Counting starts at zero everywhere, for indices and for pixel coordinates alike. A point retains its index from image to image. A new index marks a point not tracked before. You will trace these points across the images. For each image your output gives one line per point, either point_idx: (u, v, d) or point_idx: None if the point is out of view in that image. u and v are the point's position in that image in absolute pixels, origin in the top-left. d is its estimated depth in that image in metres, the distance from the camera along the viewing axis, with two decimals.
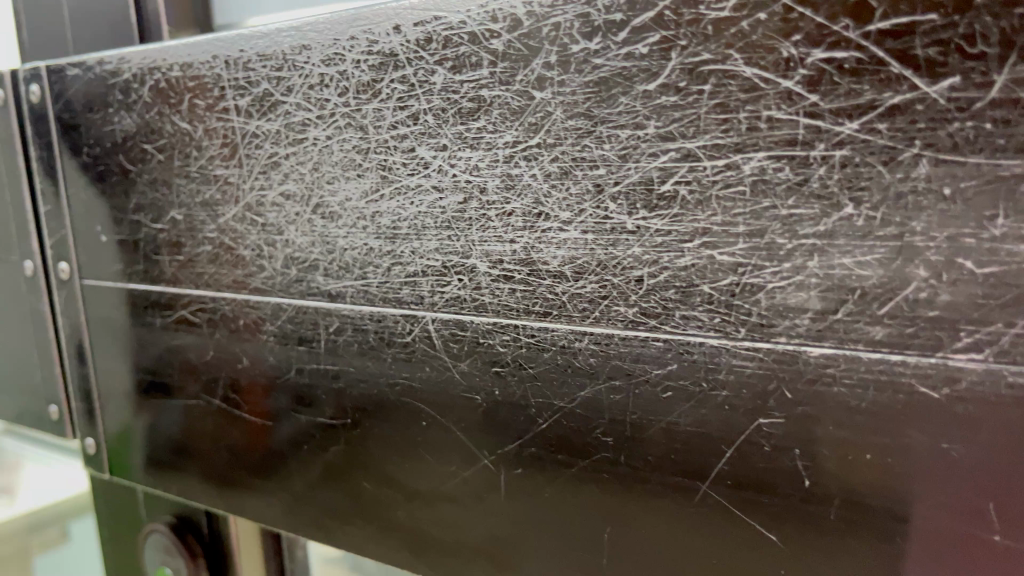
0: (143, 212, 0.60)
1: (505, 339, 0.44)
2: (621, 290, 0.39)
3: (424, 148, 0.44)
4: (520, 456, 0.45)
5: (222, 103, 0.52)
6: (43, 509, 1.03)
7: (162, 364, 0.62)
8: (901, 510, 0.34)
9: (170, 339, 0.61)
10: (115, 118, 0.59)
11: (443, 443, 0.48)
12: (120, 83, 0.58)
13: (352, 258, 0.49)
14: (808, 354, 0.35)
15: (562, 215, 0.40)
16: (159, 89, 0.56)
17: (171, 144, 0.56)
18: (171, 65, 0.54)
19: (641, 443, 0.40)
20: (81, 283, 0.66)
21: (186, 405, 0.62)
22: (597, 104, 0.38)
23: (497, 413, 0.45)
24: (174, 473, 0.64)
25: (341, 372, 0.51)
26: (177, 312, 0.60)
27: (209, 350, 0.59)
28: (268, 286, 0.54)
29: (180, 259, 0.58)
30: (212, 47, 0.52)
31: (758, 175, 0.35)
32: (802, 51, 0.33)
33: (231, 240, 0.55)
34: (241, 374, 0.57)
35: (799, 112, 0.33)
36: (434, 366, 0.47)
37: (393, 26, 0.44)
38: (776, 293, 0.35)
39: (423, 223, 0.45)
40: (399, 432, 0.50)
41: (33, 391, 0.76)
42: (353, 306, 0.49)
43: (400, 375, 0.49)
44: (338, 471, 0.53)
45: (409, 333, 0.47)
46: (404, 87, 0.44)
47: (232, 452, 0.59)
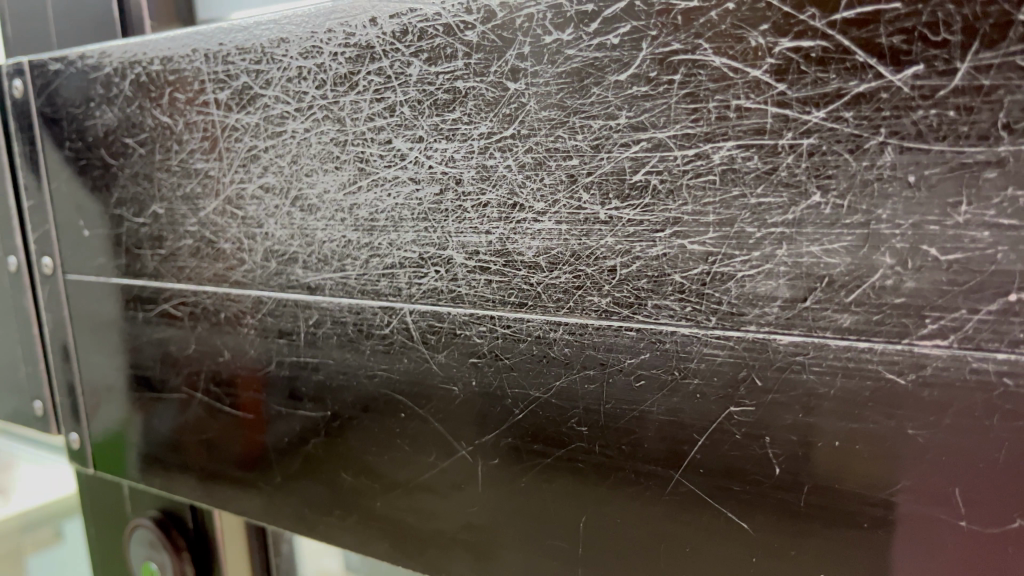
0: (125, 206, 0.60)
1: (481, 329, 0.44)
2: (594, 280, 0.39)
3: (401, 140, 0.44)
4: (496, 447, 0.45)
5: (201, 96, 0.52)
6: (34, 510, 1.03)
7: (145, 359, 0.62)
8: (870, 496, 0.35)
9: (152, 333, 0.61)
10: (96, 113, 0.59)
11: (421, 435, 0.48)
12: (101, 78, 0.58)
13: (330, 250, 0.49)
14: (778, 342, 0.35)
15: (536, 205, 0.40)
16: (140, 83, 0.56)
17: (152, 138, 0.56)
18: (152, 59, 0.54)
19: (615, 432, 0.41)
20: (65, 278, 0.66)
21: (168, 399, 0.62)
22: (569, 95, 0.38)
23: (474, 405, 0.45)
24: (157, 467, 0.64)
25: (321, 365, 0.51)
26: (159, 306, 0.60)
27: (191, 344, 0.59)
28: (248, 280, 0.54)
29: (162, 253, 0.58)
30: (191, 41, 0.52)
31: (728, 164, 0.35)
32: (769, 40, 0.33)
33: (211, 233, 0.55)
34: (223, 367, 0.57)
35: (767, 101, 0.33)
36: (413, 358, 0.47)
37: (370, 18, 0.44)
38: (746, 282, 0.35)
39: (400, 214, 0.45)
40: (378, 424, 0.50)
41: (18, 388, 0.76)
42: (333, 298, 0.50)
43: (379, 367, 0.49)
44: (318, 463, 0.54)
45: (388, 325, 0.48)
46: (380, 79, 0.44)
47: (214, 445, 0.60)
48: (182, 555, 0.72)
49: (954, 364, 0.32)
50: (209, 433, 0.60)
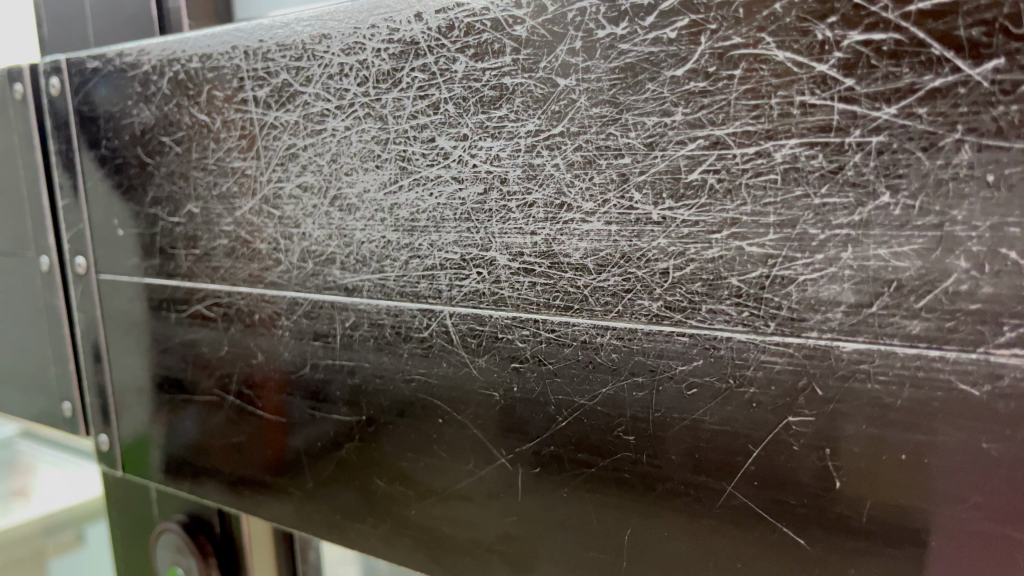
0: (160, 206, 0.59)
1: (524, 333, 0.42)
2: (645, 283, 0.38)
3: (444, 138, 0.43)
4: (537, 456, 0.43)
5: (240, 94, 0.52)
6: (52, 514, 1.02)
7: (176, 360, 0.62)
8: (937, 513, 0.33)
9: (184, 333, 0.60)
10: (134, 111, 0.59)
11: (459, 441, 0.47)
12: (139, 76, 0.58)
13: (369, 251, 0.48)
14: (841, 349, 0.34)
15: (585, 205, 0.39)
16: (178, 80, 0.55)
17: (188, 137, 0.56)
18: (191, 56, 0.54)
19: (663, 441, 0.39)
20: (98, 278, 0.66)
21: (199, 402, 0.61)
22: (622, 90, 0.37)
23: (515, 412, 0.44)
24: (187, 471, 0.64)
25: (357, 368, 0.50)
26: (192, 306, 0.59)
27: (224, 346, 0.58)
28: (284, 281, 0.53)
29: (196, 253, 0.57)
30: (231, 38, 0.51)
31: (790, 163, 0.33)
32: (838, 33, 0.31)
33: (247, 233, 0.54)
34: (256, 369, 0.56)
35: (834, 97, 0.32)
36: (452, 362, 0.46)
37: (415, 13, 0.43)
38: (808, 285, 0.34)
39: (442, 214, 0.44)
40: (416, 429, 0.48)
41: (47, 386, 0.76)
42: (370, 300, 0.49)
43: (416, 371, 0.48)
44: (352, 469, 0.52)
45: (426, 328, 0.46)
46: (424, 76, 0.43)
47: (245, 450, 0.59)
48: (209, 561, 0.71)
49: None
50: (240, 436, 0.59)
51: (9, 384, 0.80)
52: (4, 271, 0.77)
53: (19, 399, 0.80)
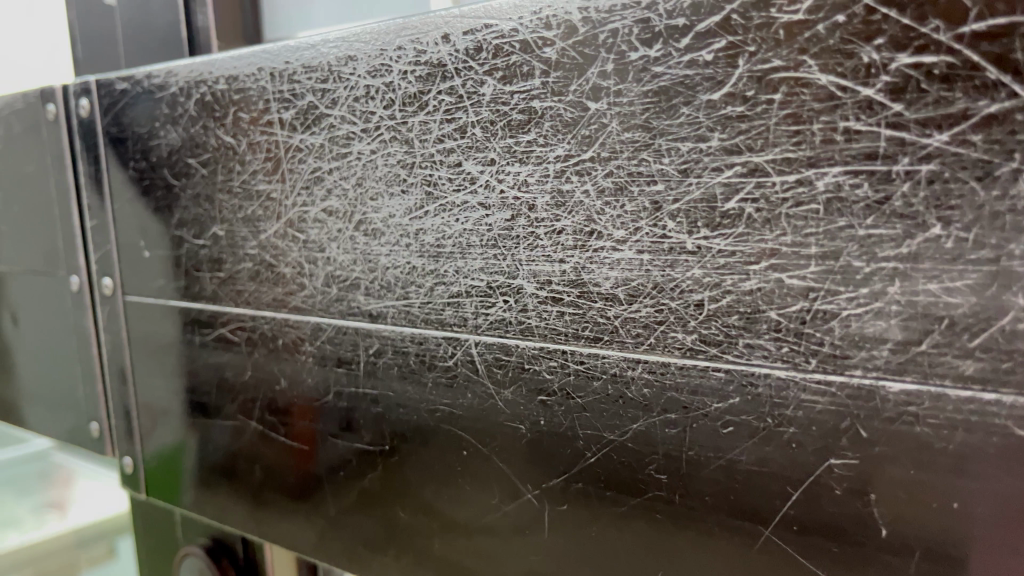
0: (185, 228, 0.58)
1: (552, 365, 0.41)
2: (679, 315, 0.36)
3: (471, 163, 0.42)
4: (565, 492, 0.42)
5: (266, 116, 0.51)
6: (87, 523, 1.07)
7: (201, 383, 0.61)
8: (990, 566, 0.31)
9: (208, 357, 0.59)
10: (161, 133, 0.59)
11: (484, 474, 0.45)
12: (167, 97, 0.57)
13: (394, 277, 0.47)
14: (887, 390, 0.32)
15: (616, 233, 0.38)
16: (204, 102, 0.55)
17: (214, 159, 0.55)
18: (217, 78, 0.54)
19: (697, 480, 0.37)
20: (125, 299, 0.65)
21: (223, 426, 0.60)
22: (656, 115, 0.36)
23: (542, 445, 0.42)
24: (210, 496, 0.63)
25: (380, 397, 0.49)
26: (216, 330, 0.58)
27: (247, 370, 0.57)
28: (308, 306, 0.52)
29: (221, 276, 0.57)
30: (257, 59, 0.51)
31: (833, 192, 0.32)
32: (885, 55, 0.30)
33: (272, 257, 0.53)
34: (279, 395, 0.55)
35: (880, 123, 0.30)
36: (477, 393, 0.44)
37: (442, 35, 0.42)
38: (853, 321, 0.32)
39: (468, 241, 0.43)
40: (440, 461, 0.47)
41: (76, 405, 0.76)
42: (394, 327, 0.47)
43: (440, 402, 0.46)
44: (374, 499, 0.51)
45: (451, 357, 0.45)
46: (451, 99, 0.42)
47: (267, 477, 0.58)
48: None
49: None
50: (263, 462, 0.58)
51: (38, 404, 0.80)
52: (35, 291, 0.77)
53: (46, 419, 0.80)
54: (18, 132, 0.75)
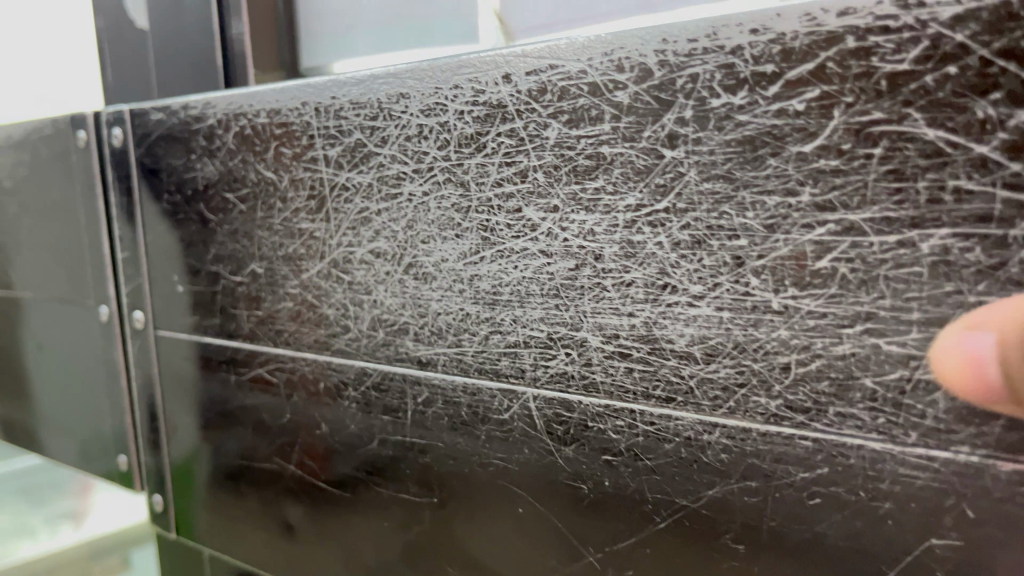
0: (221, 263, 0.56)
1: (618, 424, 0.39)
2: (762, 378, 0.34)
3: (532, 210, 0.40)
4: (631, 558, 0.40)
5: (310, 152, 0.49)
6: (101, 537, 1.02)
7: (234, 424, 0.59)
8: None
9: (243, 397, 0.57)
10: (197, 165, 0.57)
11: (541, 534, 0.43)
12: (204, 129, 0.56)
13: (446, 323, 0.45)
14: (998, 469, 0.30)
15: (692, 288, 0.35)
16: (244, 135, 0.53)
17: (254, 194, 0.53)
18: (258, 111, 0.52)
19: (779, 554, 0.35)
20: (155, 334, 0.63)
21: (257, 469, 0.58)
22: (739, 165, 0.33)
23: (607, 508, 0.40)
24: (242, 540, 0.60)
25: (429, 447, 0.47)
26: (252, 370, 0.56)
27: (285, 413, 0.55)
28: (352, 349, 0.50)
29: (259, 314, 0.55)
30: (301, 94, 0.49)
31: (940, 255, 0.29)
32: (1002, 111, 0.28)
33: (314, 297, 0.51)
34: (319, 440, 0.53)
35: (996, 182, 0.28)
36: (535, 449, 0.42)
37: (503, 74, 0.40)
38: (959, 394, 0.30)
39: (527, 289, 0.41)
40: (492, 517, 0.45)
41: (102, 438, 0.74)
42: (445, 376, 0.45)
43: (495, 456, 0.44)
44: (421, 553, 0.49)
45: (507, 410, 0.43)
46: (512, 141, 0.40)
47: (305, 524, 0.55)
48: None
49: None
50: (300, 508, 0.55)
51: (63, 435, 0.78)
52: (62, 319, 0.75)
53: (70, 450, 0.78)
54: (47, 160, 0.73)
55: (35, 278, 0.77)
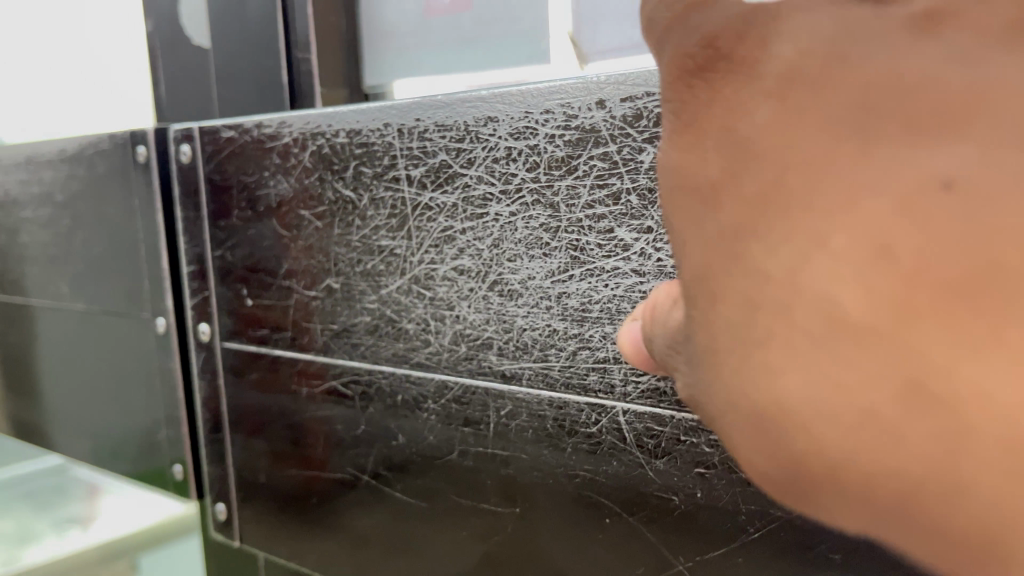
0: (295, 278, 0.58)
1: (712, 438, 0.40)
2: None
3: (625, 231, 0.41)
4: (722, 567, 0.41)
5: (392, 172, 0.51)
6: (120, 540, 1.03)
7: (305, 435, 0.60)
8: None
9: (315, 409, 0.59)
10: (270, 182, 0.58)
11: (628, 543, 0.44)
12: (279, 148, 0.57)
13: (531, 339, 0.46)
14: None
15: None
16: (321, 154, 0.54)
17: (331, 212, 0.54)
18: (338, 131, 0.53)
19: (878, 563, 0.36)
20: (221, 346, 0.64)
21: (328, 479, 0.59)
22: None
23: (698, 518, 0.41)
24: (309, 548, 0.62)
25: (511, 459, 0.48)
26: (326, 382, 0.58)
27: (360, 424, 0.56)
28: (433, 362, 0.51)
29: (335, 328, 0.56)
30: (384, 115, 0.50)
31: None
32: None
33: (393, 312, 0.53)
34: (396, 451, 0.55)
35: None
36: (624, 462, 0.44)
37: (597, 100, 0.41)
38: None
39: (619, 307, 0.42)
40: (577, 527, 0.46)
41: (159, 447, 0.76)
42: (530, 390, 0.47)
43: (581, 468, 0.45)
44: (501, 562, 0.50)
45: (595, 423, 0.44)
46: (605, 164, 0.41)
47: (378, 533, 0.57)
48: None
49: (708, 348, 0.19)
50: (374, 517, 0.57)
51: (117, 444, 0.79)
52: (118, 330, 0.77)
53: (123, 459, 0.79)
54: (104, 174, 0.74)
55: (92, 291, 0.78)
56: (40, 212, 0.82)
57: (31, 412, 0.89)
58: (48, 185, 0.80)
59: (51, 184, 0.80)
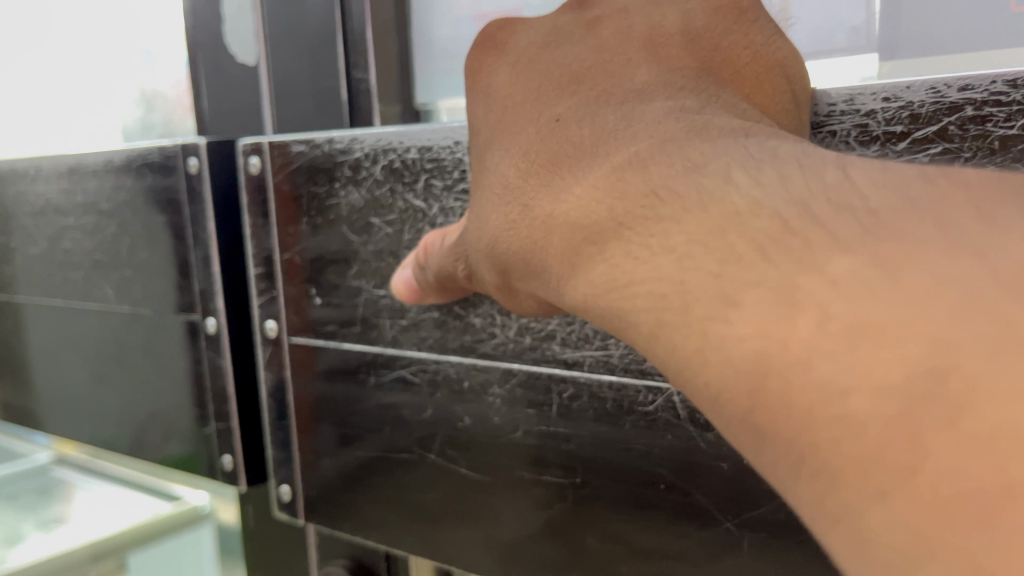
0: (364, 278, 0.64)
1: None
2: None
3: None
4: (766, 522, 0.48)
5: (462, 184, 0.57)
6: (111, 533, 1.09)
7: (371, 420, 0.67)
8: None
9: (382, 396, 0.65)
10: (341, 193, 0.64)
11: (680, 505, 0.51)
12: (351, 161, 0.63)
13: (593, 330, 0.53)
14: None
15: None
16: (393, 167, 0.61)
17: (401, 219, 0.61)
18: (410, 147, 0.59)
19: None
20: (290, 342, 0.70)
21: (394, 459, 0.66)
22: None
23: (746, 481, 0.49)
24: (373, 521, 0.68)
25: (573, 435, 0.55)
26: (394, 370, 0.64)
27: (427, 408, 0.63)
28: (499, 352, 0.58)
29: (404, 323, 0.62)
30: (455, 133, 0.57)
31: None
32: None
33: (460, 308, 0.59)
34: (462, 432, 0.61)
35: None
36: (678, 435, 0.51)
37: None
38: None
39: None
40: (633, 492, 0.53)
41: (207, 441, 0.81)
42: (591, 374, 0.54)
43: (638, 442, 0.52)
44: (562, 527, 0.57)
45: (651, 403, 0.51)
46: None
47: (442, 505, 0.64)
48: None
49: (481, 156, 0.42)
50: (437, 491, 0.64)
51: (159, 436, 0.85)
52: (157, 332, 0.82)
53: (166, 450, 0.85)
54: (152, 186, 0.79)
55: (137, 293, 0.83)
56: (84, 221, 0.86)
57: (71, 408, 0.94)
58: (92, 194, 0.84)
59: (96, 194, 0.84)
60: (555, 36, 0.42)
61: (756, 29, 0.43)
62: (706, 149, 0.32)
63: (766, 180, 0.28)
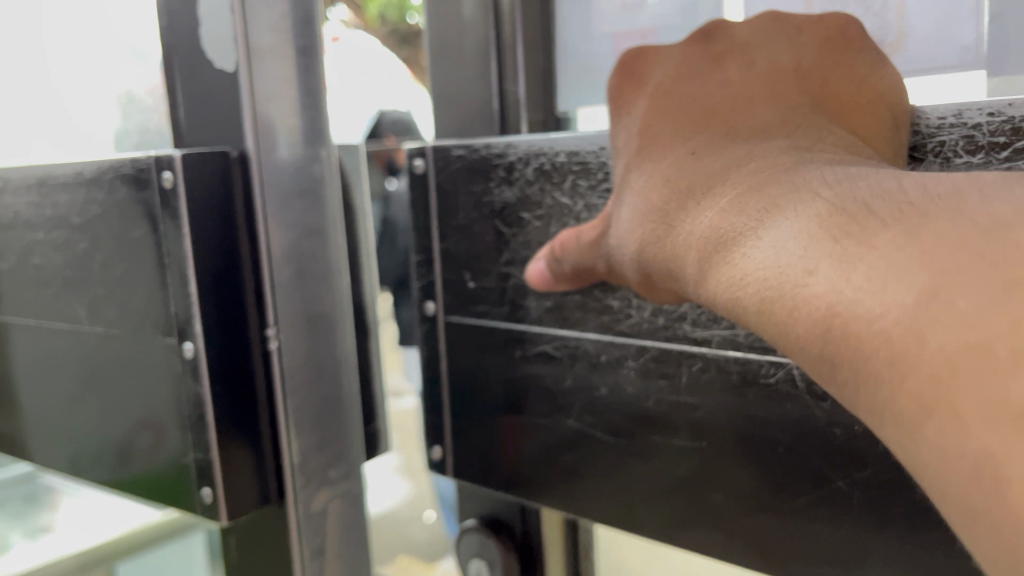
0: (515, 265, 0.74)
1: None
2: None
3: None
4: (875, 479, 0.55)
5: (607, 184, 0.66)
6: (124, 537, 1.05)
7: (516, 389, 0.76)
8: None
9: (526, 368, 0.75)
10: (495, 192, 0.74)
11: (798, 465, 0.59)
12: (505, 163, 0.73)
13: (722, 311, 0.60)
14: None
15: None
16: (543, 169, 0.70)
17: (550, 214, 0.70)
18: (558, 151, 0.68)
19: None
20: (444, 321, 0.80)
21: (534, 424, 0.75)
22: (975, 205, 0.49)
23: (857, 444, 0.56)
24: (514, 479, 0.78)
25: (700, 404, 0.63)
26: (539, 346, 0.74)
27: (567, 379, 0.72)
28: (634, 331, 0.66)
29: (549, 305, 0.72)
30: (599, 140, 0.65)
31: None
32: None
33: (601, 291, 0.67)
34: (599, 401, 0.70)
35: None
36: (796, 404, 0.58)
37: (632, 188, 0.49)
38: None
39: None
40: (753, 454, 0.61)
41: (184, 472, 0.77)
42: (718, 350, 0.61)
43: (759, 410, 0.60)
44: (689, 484, 0.65)
45: (773, 375, 0.59)
46: None
47: (579, 464, 0.73)
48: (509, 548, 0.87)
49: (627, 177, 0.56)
50: (575, 452, 0.73)
51: (142, 457, 0.80)
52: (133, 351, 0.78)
53: (144, 473, 0.81)
54: (125, 199, 0.75)
55: (111, 316, 0.80)
56: (55, 235, 0.83)
57: (55, 422, 0.89)
58: (62, 208, 0.81)
59: (66, 207, 0.81)
60: (686, 72, 0.55)
61: (862, 60, 0.53)
62: (821, 174, 0.41)
63: (848, 202, 0.38)
